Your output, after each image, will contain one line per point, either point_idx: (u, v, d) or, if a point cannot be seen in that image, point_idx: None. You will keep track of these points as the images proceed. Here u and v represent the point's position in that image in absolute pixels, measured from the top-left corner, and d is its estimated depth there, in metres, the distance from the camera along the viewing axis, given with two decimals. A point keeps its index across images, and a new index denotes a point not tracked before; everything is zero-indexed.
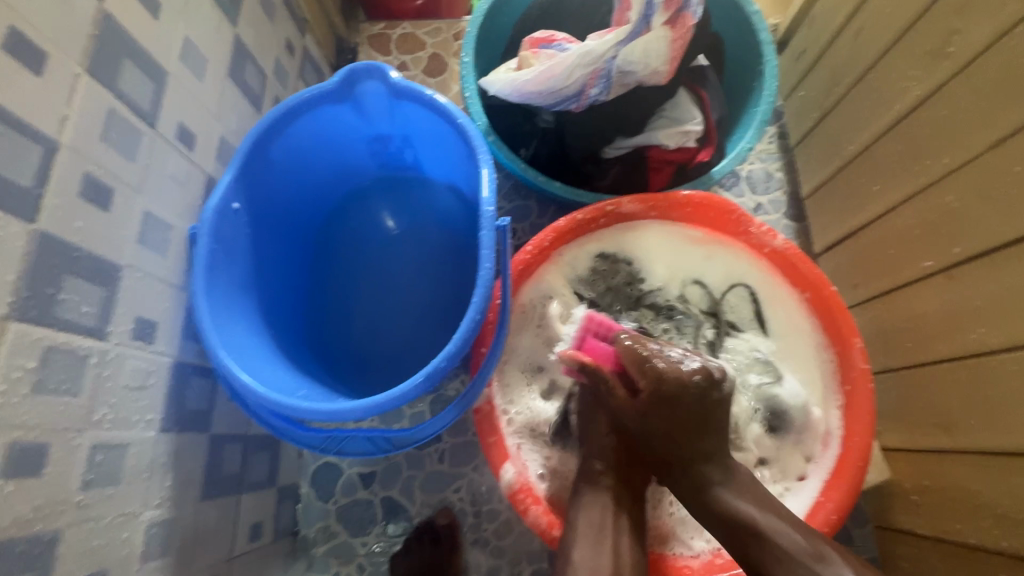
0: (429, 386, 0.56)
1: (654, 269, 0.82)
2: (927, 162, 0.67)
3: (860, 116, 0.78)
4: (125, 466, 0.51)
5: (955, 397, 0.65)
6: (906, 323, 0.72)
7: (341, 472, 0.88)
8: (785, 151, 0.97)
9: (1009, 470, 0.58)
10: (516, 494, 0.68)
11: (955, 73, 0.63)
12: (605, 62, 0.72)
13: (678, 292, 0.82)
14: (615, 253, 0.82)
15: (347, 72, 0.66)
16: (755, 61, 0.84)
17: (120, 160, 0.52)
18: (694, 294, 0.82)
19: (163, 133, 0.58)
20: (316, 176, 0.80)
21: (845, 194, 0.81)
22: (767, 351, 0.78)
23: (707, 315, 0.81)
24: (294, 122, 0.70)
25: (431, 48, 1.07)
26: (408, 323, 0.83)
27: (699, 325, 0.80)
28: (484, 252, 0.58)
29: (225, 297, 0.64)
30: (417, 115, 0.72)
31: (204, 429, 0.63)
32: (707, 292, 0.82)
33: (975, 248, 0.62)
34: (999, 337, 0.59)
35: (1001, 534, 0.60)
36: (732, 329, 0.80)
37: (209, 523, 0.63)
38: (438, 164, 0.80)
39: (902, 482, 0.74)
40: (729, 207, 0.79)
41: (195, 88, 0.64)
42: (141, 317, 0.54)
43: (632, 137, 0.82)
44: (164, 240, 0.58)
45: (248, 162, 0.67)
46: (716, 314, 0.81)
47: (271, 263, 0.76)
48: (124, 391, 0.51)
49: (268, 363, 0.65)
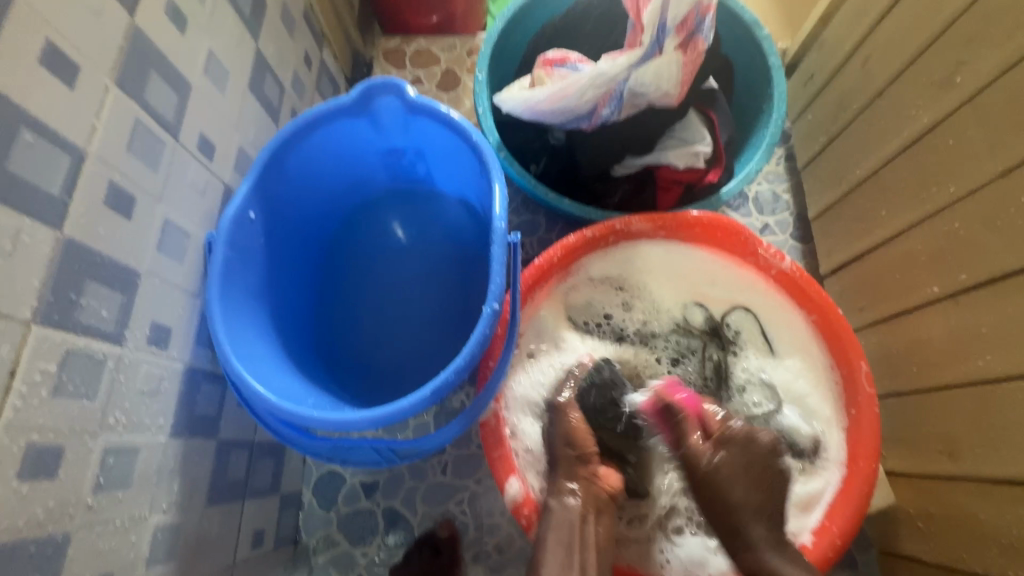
0: (437, 399, 0.57)
1: (657, 295, 0.84)
2: (934, 189, 0.68)
3: (867, 142, 0.79)
4: (135, 471, 0.52)
5: (960, 424, 0.65)
6: (911, 349, 0.72)
7: (344, 481, 0.88)
8: (793, 173, 0.98)
9: (1015, 499, 0.58)
10: (519, 509, 0.69)
11: (962, 103, 0.64)
12: (617, 83, 0.74)
13: (680, 314, 0.83)
14: (623, 283, 0.83)
15: (365, 88, 0.68)
16: (764, 85, 0.86)
17: (143, 170, 0.53)
18: (696, 314, 0.83)
19: (184, 143, 0.59)
20: (331, 188, 0.82)
21: (852, 217, 0.82)
22: (774, 376, 0.79)
23: (708, 334, 0.82)
24: (310, 136, 0.71)
25: (445, 63, 1.09)
26: (413, 333, 0.84)
27: (704, 345, 0.81)
28: (494, 268, 0.59)
29: (238, 305, 0.65)
30: (431, 131, 0.73)
31: (212, 435, 0.64)
32: (709, 317, 0.82)
33: (981, 275, 0.62)
34: (1005, 364, 0.59)
35: (1006, 563, 0.59)
36: (734, 350, 0.81)
37: (213, 529, 0.64)
38: (450, 178, 0.82)
39: (906, 507, 0.73)
40: (738, 228, 0.79)
41: (216, 100, 0.65)
42: (157, 323, 0.55)
43: (641, 156, 0.83)
44: (181, 248, 0.59)
45: (265, 173, 0.68)
46: (717, 334, 0.82)
47: (282, 272, 0.77)
48: (137, 396, 0.52)
49: (278, 372, 0.65)
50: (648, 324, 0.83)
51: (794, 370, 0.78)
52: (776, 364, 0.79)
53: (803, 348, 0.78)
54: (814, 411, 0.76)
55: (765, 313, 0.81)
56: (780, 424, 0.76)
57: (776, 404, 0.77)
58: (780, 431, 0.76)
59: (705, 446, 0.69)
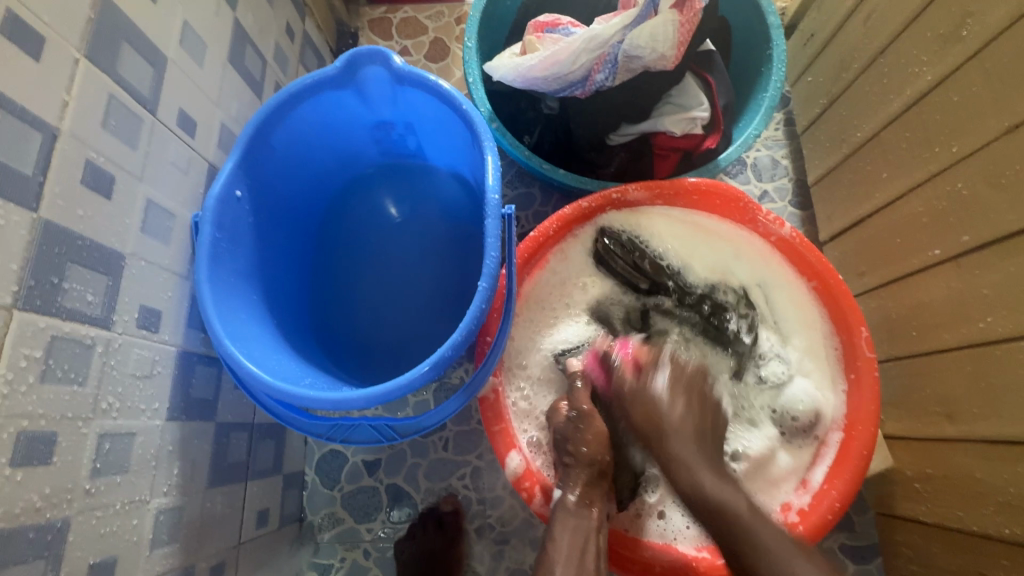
0: (435, 374, 0.56)
1: (685, 256, 0.82)
2: (937, 149, 0.66)
3: (869, 103, 0.77)
4: (132, 455, 0.51)
5: (960, 385, 0.65)
6: (911, 313, 0.72)
7: (346, 459, 0.88)
8: (792, 138, 0.96)
9: (1014, 458, 0.59)
10: (521, 481, 0.69)
11: (967, 58, 0.62)
12: (611, 46, 0.72)
13: (714, 280, 0.81)
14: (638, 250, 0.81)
15: (349, 57, 0.65)
16: (762, 47, 0.83)
17: (121, 147, 0.51)
18: (732, 279, 0.80)
19: (163, 119, 0.57)
20: (321, 162, 0.79)
21: (853, 181, 0.80)
22: (789, 354, 0.77)
23: (742, 300, 0.79)
24: (296, 109, 0.68)
25: (433, 32, 1.06)
26: (413, 311, 0.83)
27: (736, 308, 0.79)
28: (489, 241, 0.57)
29: (229, 285, 0.63)
30: (420, 102, 0.71)
31: (210, 417, 0.63)
32: (741, 285, 0.80)
33: (984, 236, 0.61)
34: (1006, 325, 0.59)
35: (1003, 521, 0.60)
36: (761, 321, 0.79)
37: (216, 509, 0.64)
38: (442, 152, 0.80)
39: (903, 469, 0.74)
40: (737, 194, 0.78)
41: (195, 74, 0.63)
42: (146, 307, 0.54)
43: (637, 124, 0.81)
44: (167, 228, 0.57)
45: (249, 149, 0.66)
46: (749, 303, 0.79)
47: (274, 252, 0.75)
48: (130, 380, 0.51)
49: (274, 352, 0.65)
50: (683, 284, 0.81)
51: (803, 349, 0.77)
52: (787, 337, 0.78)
53: (809, 325, 0.77)
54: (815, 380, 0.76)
55: (772, 284, 0.79)
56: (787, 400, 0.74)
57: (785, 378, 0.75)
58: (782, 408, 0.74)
59: (644, 378, 0.69)
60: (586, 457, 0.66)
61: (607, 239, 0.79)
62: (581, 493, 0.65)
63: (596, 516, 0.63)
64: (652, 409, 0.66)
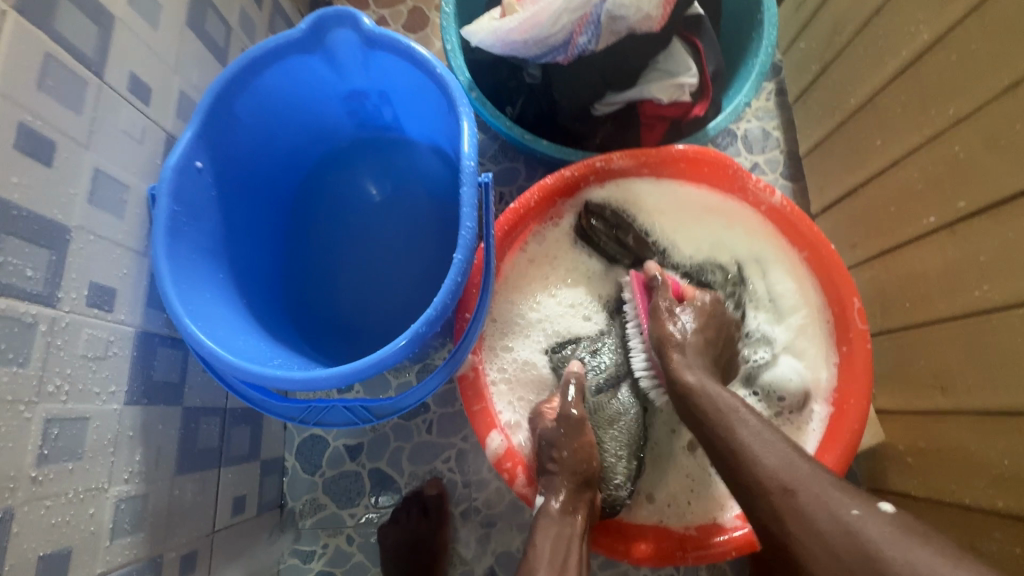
0: (411, 351, 0.53)
1: (672, 235, 0.79)
2: (933, 112, 0.63)
3: (863, 67, 0.73)
4: (86, 441, 0.49)
5: (953, 356, 0.63)
6: (905, 285, 0.70)
7: (327, 444, 0.86)
8: (784, 108, 0.93)
9: (1008, 428, 0.57)
10: (502, 462, 0.67)
11: (967, 14, 0.59)
12: (593, 6, 0.68)
13: (707, 259, 0.78)
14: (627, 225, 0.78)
15: (315, 18, 0.61)
16: (753, 10, 0.80)
17: (62, 111, 0.47)
18: (722, 256, 0.78)
19: (111, 83, 0.53)
20: (291, 135, 0.75)
21: (846, 150, 0.78)
22: (780, 332, 0.75)
23: (732, 279, 0.77)
24: (260, 76, 0.64)
25: (412, 0, 1.01)
26: (392, 291, 0.80)
27: (722, 287, 0.76)
28: (464, 210, 0.54)
29: (190, 262, 0.60)
30: (393, 68, 0.67)
31: (177, 401, 0.60)
32: (733, 262, 0.78)
33: (981, 201, 0.59)
34: (1003, 294, 0.57)
35: (996, 493, 0.59)
36: (749, 299, 0.76)
37: (186, 497, 0.61)
38: (419, 122, 0.76)
39: (895, 444, 0.72)
40: (726, 161, 0.75)
41: (148, 36, 0.58)
42: (98, 284, 0.50)
43: (622, 92, 0.77)
44: (119, 201, 0.54)
45: (210, 117, 0.62)
46: (739, 282, 0.77)
47: (241, 229, 0.72)
48: (81, 362, 0.48)
49: (241, 332, 0.61)
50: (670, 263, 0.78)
51: (797, 327, 0.74)
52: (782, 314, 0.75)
53: (801, 302, 0.75)
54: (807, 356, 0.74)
55: (762, 258, 0.77)
56: (773, 379, 0.72)
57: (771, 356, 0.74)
58: (770, 388, 0.72)
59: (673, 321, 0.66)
60: (572, 463, 0.64)
61: (591, 216, 0.76)
62: (565, 499, 0.62)
63: (580, 524, 0.61)
64: (673, 358, 0.63)
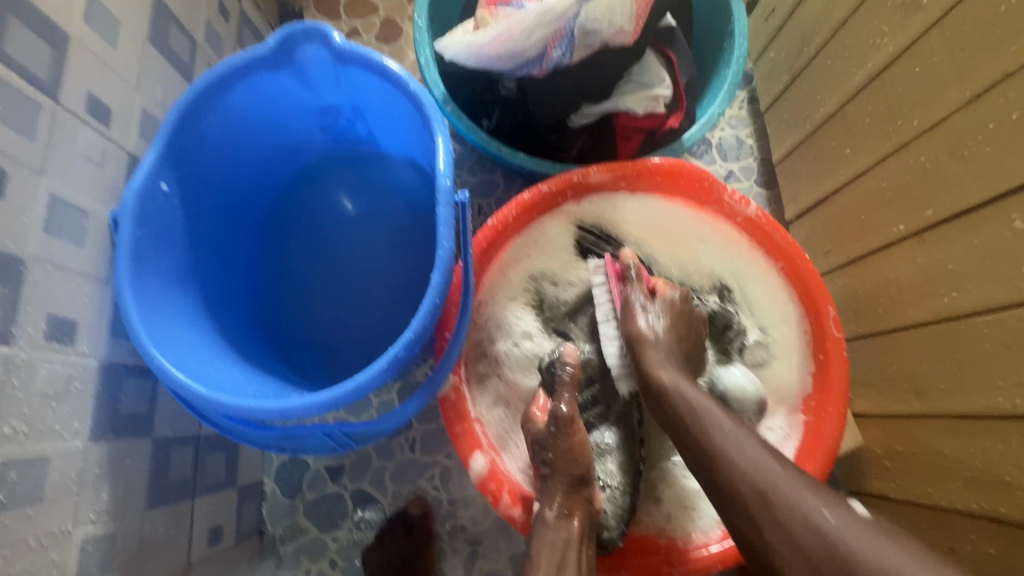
0: (390, 376, 0.52)
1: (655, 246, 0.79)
2: (900, 121, 0.65)
3: (831, 78, 0.75)
4: (47, 482, 0.46)
5: (926, 362, 0.65)
6: (878, 291, 0.71)
7: (307, 466, 0.84)
8: (756, 117, 0.94)
9: (981, 432, 0.58)
10: (486, 483, 0.66)
11: (928, 28, 0.60)
12: (567, 20, 0.68)
13: (692, 271, 0.79)
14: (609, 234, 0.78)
15: (284, 34, 0.59)
16: (724, 22, 0.81)
17: (14, 138, 0.45)
18: (705, 270, 0.79)
19: (66, 105, 0.51)
20: (262, 152, 0.74)
21: (817, 158, 0.79)
22: (766, 339, 0.76)
23: (714, 287, 0.78)
24: (227, 94, 0.63)
25: (384, 12, 1.00)
26: (370, 311, 0.78)
27: (703, 293, 0.78)
28: (442, 231, 0.53)
29: (156, 290, 0.58)
30: (365, 83, 0.65)
31: (146, 433, 0.58)
32: (716, 275, 0.78)
33: (947, 209, 0.60)
34: (972, 299, 0.58)
35: (969, 495, 0.60)
36: (733, 303, 0.78)
37: (158, 533, 0.59)
38: (394, 137, 0.74)
39: (873, 447, 0.74)
40: (701, 174, 0.76)
41: (107, 55, 0.56)
42: (57, 316, 0.48)
43: (599, 103, 0.76)
44: (80, 229, 0.52)
45: (175, 138, 0.60)
46: (721, 289, 0.78)
47: (211, 250, 0.69)
48: (40, 400, 0.46)
49: (214, 360, 0.59)
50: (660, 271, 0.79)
51: (775, 342, 0.76)
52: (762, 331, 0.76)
53: (780, 318, 0.76)
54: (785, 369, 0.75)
55: (742, 267, 0.78)
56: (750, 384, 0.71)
57: (757, 362, 0.76)
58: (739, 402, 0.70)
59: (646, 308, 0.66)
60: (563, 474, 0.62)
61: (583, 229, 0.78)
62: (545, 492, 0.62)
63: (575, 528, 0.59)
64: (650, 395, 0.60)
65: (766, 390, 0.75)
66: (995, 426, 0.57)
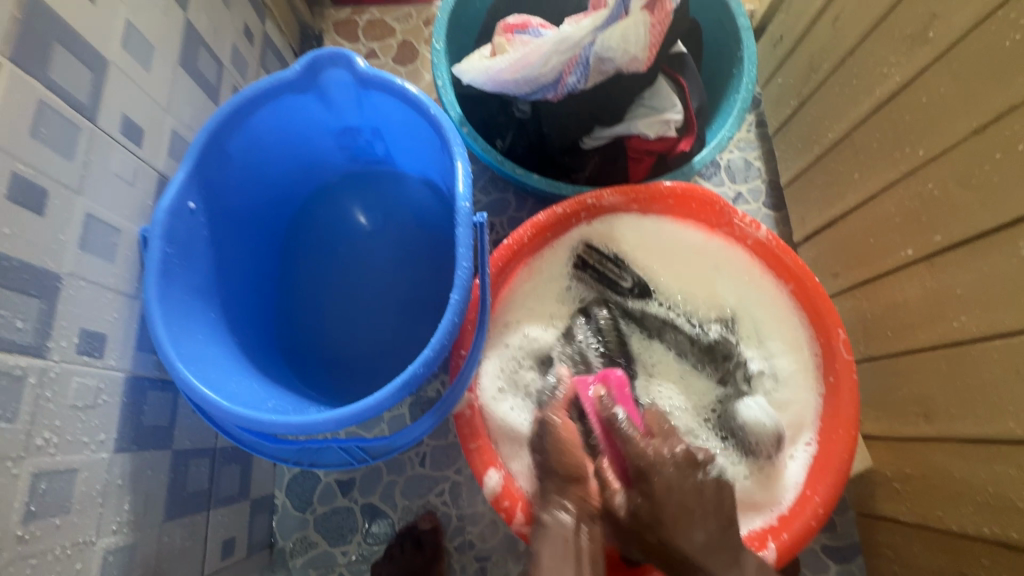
0: (408, 392, 0.53)
1: (658, 274, 0.81)
2: (906, 149, 0.67)
3: (839, 104, 0.77)
4: (74, 493, 0.48)
5: (936, 385, 0.65)
6: (886, 314, 0.72)
7: (318, 479, 0.84)
8: (764, 140, 0.96)
9: (991, 456, 0.59)
10: (499, 501, 0.67)
11: (934, 59, 0.62)
12: (583, 48, 0.70)
13: (698, 302, 0.80)
14: (616, 255, 0.79)
15: (310, 59, 0.61)
16: (734, 49, 0.83)
17: (57, 159, 0.47)
18: (716, 302, 0.79)
19: (103, 126, 0.53)
20: (283, 171, 0.76)
21: (825, 181, 0.81)
22: (778, 368, 0.76)
23: (719, 318, 0.78)
24: (253, 116, 0.65)
25: (402, 34, 1.02)
26: (387, 326, 0.80)
27: (708, 323, 0.78)
28: (460, 252, 0.55)
29: (181, 306, 0.59)
30: (385, 106, 0.67)
31: (166, 445, 0.59)
32: (726, 305, 0.79)
33: (955, 236, 0.61)
34: (981, 324, 0.59)
35: (980, 520, 0.60)
36: (738, 336, 0.77)
37: (175, 544, 0.60)
38: (411, 158, 0.76)
39: (883, 469, 0.74)
40: (713, 199, 0.77)
41: (142, 79, 0.59)
42: (88, 330, 0.50)
43: (610, 127, 0.79)
44: (111, 245, 0.53)
45: (203, 159, 0.62)
46: (727, 320, 0.78)
47: (232, 266, 0.71)
48: (70, 412, 0.47)
49: (235, 374, 0.61)
50: (663, 301, 0.80)
51: (787, 369, 0.76)
52: (771, 359, 0.76)
53: (791, 344, 0.77)
54: (785, 401, 0.75)
55: (751, 296, 0.79)
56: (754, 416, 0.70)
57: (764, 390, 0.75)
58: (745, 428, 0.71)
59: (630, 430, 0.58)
60: None
61: (588, 251, 0.79)
62: None
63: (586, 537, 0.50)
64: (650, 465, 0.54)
65: (779, 416, 0.74)
66: (1005, 450, 0.57)
